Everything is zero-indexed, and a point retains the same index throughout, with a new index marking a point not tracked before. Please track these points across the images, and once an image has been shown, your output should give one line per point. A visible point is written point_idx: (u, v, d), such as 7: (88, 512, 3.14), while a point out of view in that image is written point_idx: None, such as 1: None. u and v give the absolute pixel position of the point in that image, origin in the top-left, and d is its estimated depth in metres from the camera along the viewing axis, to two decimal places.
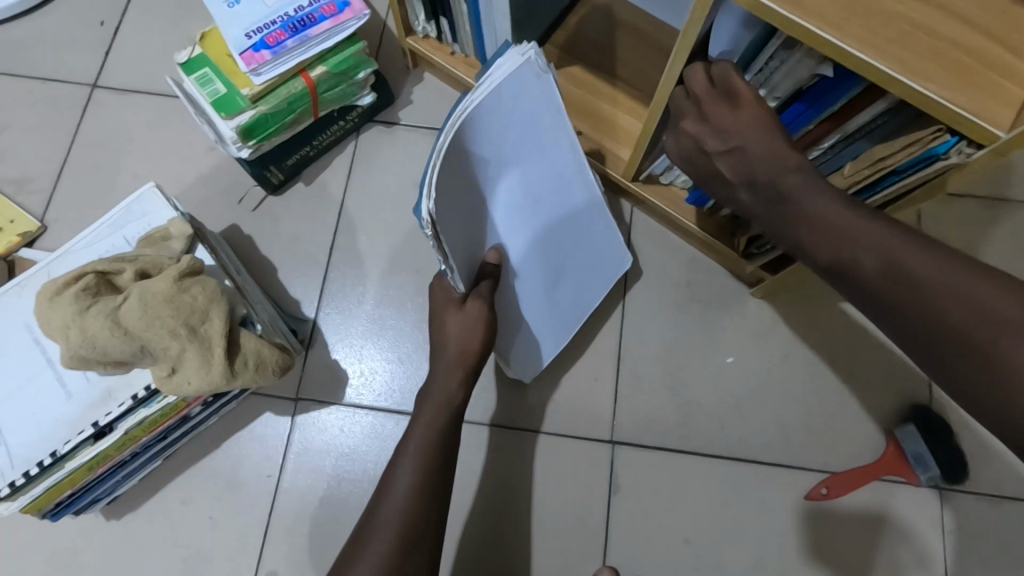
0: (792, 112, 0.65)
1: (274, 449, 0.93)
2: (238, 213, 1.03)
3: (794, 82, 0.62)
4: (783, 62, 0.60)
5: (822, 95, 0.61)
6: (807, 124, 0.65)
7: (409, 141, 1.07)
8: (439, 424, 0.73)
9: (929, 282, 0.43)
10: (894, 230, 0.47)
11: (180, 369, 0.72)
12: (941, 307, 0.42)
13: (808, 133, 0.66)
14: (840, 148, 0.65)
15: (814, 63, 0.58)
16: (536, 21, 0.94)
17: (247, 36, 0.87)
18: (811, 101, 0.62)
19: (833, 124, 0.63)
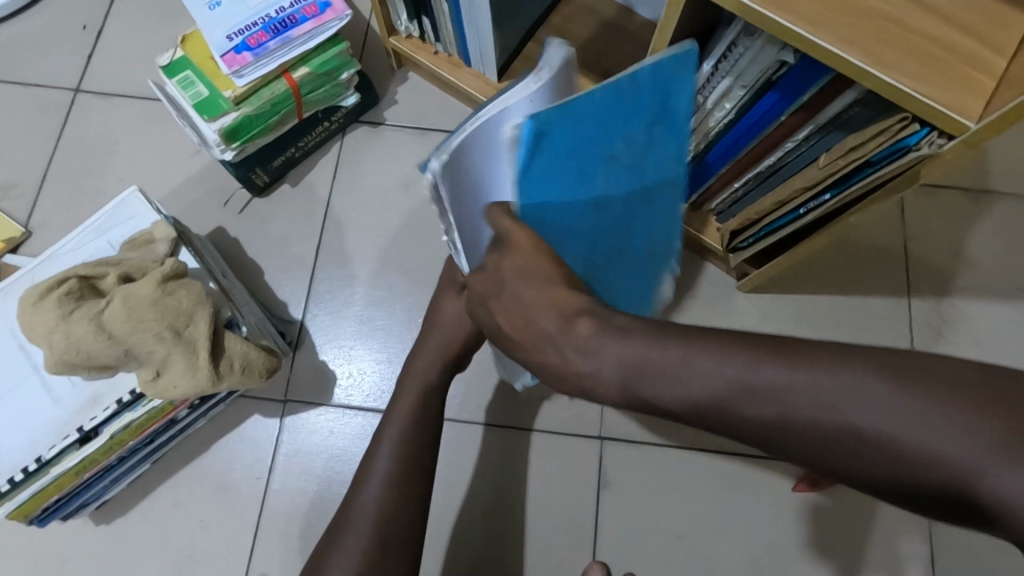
0: (765, 103, 0.66)
1: (263, 451, 0.93)
2: (225, 215, 1.03)
3: (760, 73, 0.63)
4: (748, 49, 0.62)
5: (791, 86, 0.62)
6: (780, 115, 0.66)
7: (396, 141, 1.07)
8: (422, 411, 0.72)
9: (858, 425, 0.36)
10: (781, 370, 0.38)
11: (166, 372, 0.72)
12: (876, 440, 0.36)
13: (783, 125, 0.67)
14: (815, 140, 0.66)
15: (777, 50, 0.59)
16: (518, 20, 0.95)
17: (229, 38, 0.87)
18: (781, 92, 0.63)
19: (805, 116, 0.64)
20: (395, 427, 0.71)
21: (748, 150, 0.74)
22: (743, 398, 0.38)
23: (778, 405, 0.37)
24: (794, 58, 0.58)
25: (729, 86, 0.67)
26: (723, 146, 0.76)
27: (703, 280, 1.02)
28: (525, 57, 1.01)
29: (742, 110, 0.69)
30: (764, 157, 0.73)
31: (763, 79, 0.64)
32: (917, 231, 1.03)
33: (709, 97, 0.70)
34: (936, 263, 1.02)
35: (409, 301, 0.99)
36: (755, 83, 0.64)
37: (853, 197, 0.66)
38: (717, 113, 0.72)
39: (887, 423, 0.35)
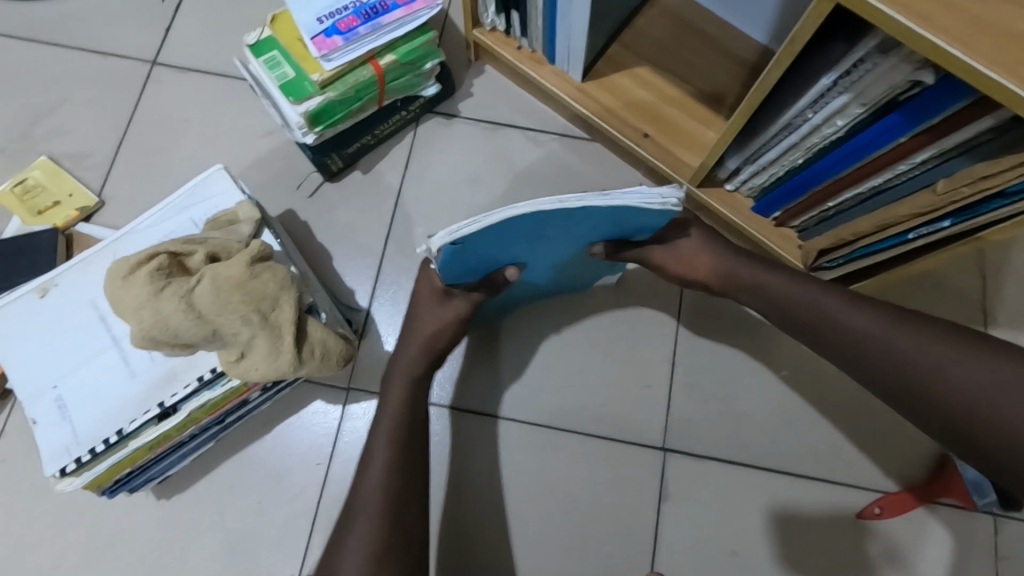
0: (886, 123, 0.64)
1: (325, 437, 0.93)
2: (295, 198, 1.02)
3: (885, 91, 0.61)
4: (877, 66, 0.59)
5: (919, 108, 0.60)
6: (899, 136, 0.64)
7: (468, 135, 1.06)
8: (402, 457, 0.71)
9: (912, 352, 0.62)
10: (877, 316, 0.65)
11: (250, 354, 0.72)
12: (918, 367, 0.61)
13: (900, 146, 0.65)
14: (934, 164, 0.64)
15: (911, 70, 0.57)
16: (609, 20, 0.93)
17: (318, 21, 0.87)
18: (906, 113, 0.61)
19: (928, 138, 0.62)
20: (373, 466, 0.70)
21: (850, 170, 0.72)
22: (847, 324, 0.66)
23: (879, 331, 0.64)
24: (931, 80, 0.56)
25: (845, 102, 0.65)
26: (826, 163, 0.74)
27: None
28: (608, 57, 0.99)
29: (854, 128, 0.67)
30: (867, 179, 0.71)
31: (889, 99, 0.62)
32: (999, 261, 1.00)
33: (820, 114, 0.68)
34: (1016, 295, 0.99)
35: None
36: (877, 102, 0.62)
37: (974, 224, 0.64)
38: (826, 130, 0.70)
39: (938, 357, 0.60)
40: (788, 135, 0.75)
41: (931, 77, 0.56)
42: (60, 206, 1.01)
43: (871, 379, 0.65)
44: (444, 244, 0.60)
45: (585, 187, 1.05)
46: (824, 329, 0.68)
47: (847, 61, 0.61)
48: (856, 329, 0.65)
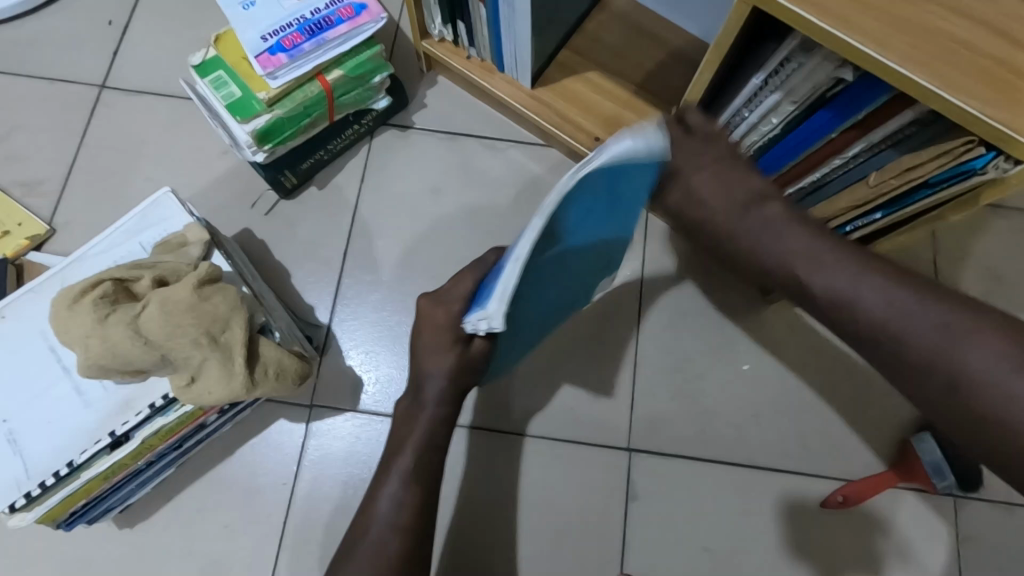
0: (817, 119, 0.65)
1: (290, 456, 0.92)
2: (251, 217, 1.02)
3: (813, 88, 0.62)
4: (802, 65, 0.60)
5: (845, 104, 0.61)
6: (831, 132, 0.65)
7: (423, 146, 1.06)
8: (412, 502, 0.72)
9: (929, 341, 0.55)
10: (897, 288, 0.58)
11: (200, 378, 0.71)
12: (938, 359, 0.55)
13: (832, 142, 0.67)
14: (866, 157, 0.66)
15: (834, 67, 0.58)
16: (554, 27, 0.94)
17: (262, 39, 0.87)
18: (835, 110, 0.63)
19: (857, 133, 0.63)
20: (380, 513, 0.71)
21: (790, 167, 0.73)
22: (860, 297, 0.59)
23: (894, 308, 0.57)
24: (852, 77, 0.58)
25: (778, 100, 0.66)
26: (768, 160, 0.75)
27: (736, 291, 0.99)
28: (558, 63, 1.00)
29: (790, 125, 0.69)
30: (806, 175, 0.73)
31: (817, 96, 0.63)
32: (950, 247, 1.02)
33: (755, 112, 0.70)
34: (967, 279, 1.02)
35: None
36: (806, 98, 0.64)
37: (906, 216, 0.65)
38: (763, 128, 0.71)
39: (960, 349, 0.54)
40: None
41: (852, 74, 0.57)
42: (11, 235, 0.99)
43: (882, 359, 0.59)
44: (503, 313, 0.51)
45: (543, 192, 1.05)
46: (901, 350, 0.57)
47: (775, 60, 0.62)
48: (953, 353, 0.54)
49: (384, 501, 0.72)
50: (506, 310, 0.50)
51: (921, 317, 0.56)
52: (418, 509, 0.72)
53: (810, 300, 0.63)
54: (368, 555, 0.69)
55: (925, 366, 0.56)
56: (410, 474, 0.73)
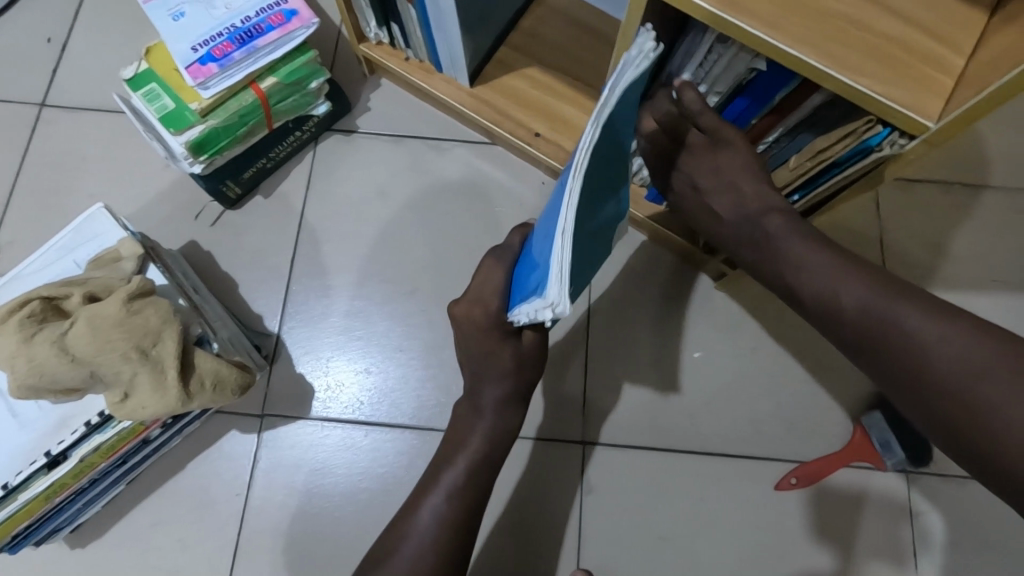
0: (737, 107, 0.65)
1: (242, 466, 0.92)
2: (196, 228, 1.01)
3: (732, 78, 0.62)
4: (720, 57, 0.60)
5: (759, 90, 0.62)
6: (752, 119, 0.66)
7: (368, 148, 1.06)
8: (454, 520, 0.72)
9: (906, 339, 0.53)
10: (871, 288, 0.57)
11: (134, 394, 0.70)
12: (915, 359, 0.53)
13: (753, 128, 0.67)
14: (785, 141, 0.66)
15: (750, 58, 0.59)
16: (489, 24, 0.93)
17: (193, 50, 0.86)
18: (752, 97, 0.63)
19: (775, 118, 0.64)
20: (424, 525, 0.72)
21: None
22: (840, 298, 0.58)
23: (866, 306, 0.56)
24: (764, 66, 0.59)
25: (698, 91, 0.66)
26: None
27: (685, 279, 0.99)
28: (497, 60, 1.00)
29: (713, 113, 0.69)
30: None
31: (734, 85, 0.63)
32: (896, 227, 1.04)
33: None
34: (913, 256, 1.03)
35: (387, 310, 0.99)
36: (727, 89, 0.64)
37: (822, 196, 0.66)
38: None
39: (934, 349, 0.52)
40: None
41: (764, 63, 0.58)
42: None
43: (867, 363, 0.57)
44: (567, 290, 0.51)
45: (490, 189, 1.05)
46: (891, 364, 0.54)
47: (694, 52, 0.62)
48: (930, 357, 0.52)
49: (429, 514, 0.72)
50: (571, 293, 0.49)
51: (913, 323, 0.53)
52: (460, 528, 0.72)
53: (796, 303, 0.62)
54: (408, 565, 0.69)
55: (903, 366, 0.54)
56: (460, 486, 0.74)
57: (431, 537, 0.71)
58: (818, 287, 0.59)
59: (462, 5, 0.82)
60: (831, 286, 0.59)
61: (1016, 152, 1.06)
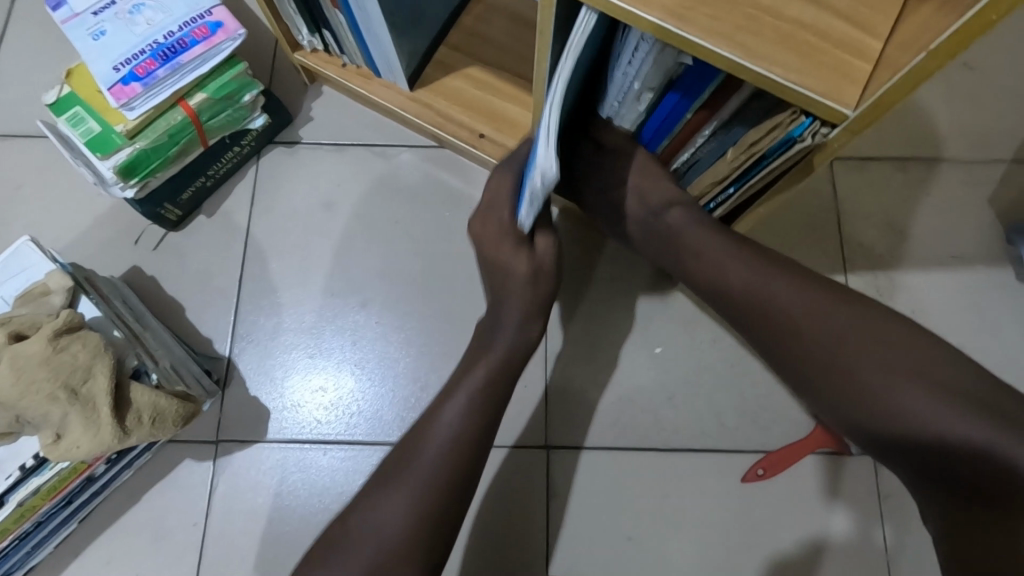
0: (670, 102, 0.64)
1: (199, 495, 0.90)
2: (138, 253, 0.98)
3: (662, 75, 0.61)
4: (644, 53, 0.58)
5: (688, 84, 0.60)
6: (685, 113, 0.64)
7: (312, 159, 1.03)
8: (471, 418, 0.68)
9: (849, 339, 0.59)
10: (814, 295, 0.62)
11: (67, 434, 0.68)
12: (858, 355, 0.58)
13: (689, 122, 0.66)
14: (722, 134, 0.64)
15: (674, 53, 0.56)
16: (423, 26, 0.90)
17: (115, 69, 0.82)
18: (681, 92, 0.62)
19: (708, 112, 0.62)
20: (445, 420, 0.68)
21: (662, 150, 0.72)
22: (791, 303, 0.63)
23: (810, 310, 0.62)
24: (691, 61, 0.58)
25: (631, 85, 0.64)
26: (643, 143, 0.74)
27: (643, 274, 0.97)
28: (437, 61, 0.97)
29: (650, 108, 0.67)
30: (677, 154, 0.71)
31: (664, 79, 0.61)
32: (853, 207, 1.03)
33: (623, 98, 0.67)
34: (870, 236, 1.02)
35: (339, 324, 0.97)
36: (657, 84, 0.62)
37: (757, 188, 0.65)
38: (633, 111, 0.69)
39: (869, 348, 0.58)
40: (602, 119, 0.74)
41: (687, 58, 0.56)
42: None
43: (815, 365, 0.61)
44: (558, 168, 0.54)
45: (440, 193, 1.02)
46: (811, 370, 0.62)
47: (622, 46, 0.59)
48: (863, 355, 0.58)
49: (447, 415, 0.69)
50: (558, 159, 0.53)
51: (837, 331, 0.60)
52: (478, 428, 0.68)
53: (743, 306, 0.66)
54: (426, 463, 0.66)
55: (846, 364, 0.59)
56: (480, 394, 0.70)
57: (450, 431, 0.67)
58: (766, 297, 0.64)
59: (389, 9, 0.79)
60: (771, 298, 0.63)
61: (969, 124, 1.04)
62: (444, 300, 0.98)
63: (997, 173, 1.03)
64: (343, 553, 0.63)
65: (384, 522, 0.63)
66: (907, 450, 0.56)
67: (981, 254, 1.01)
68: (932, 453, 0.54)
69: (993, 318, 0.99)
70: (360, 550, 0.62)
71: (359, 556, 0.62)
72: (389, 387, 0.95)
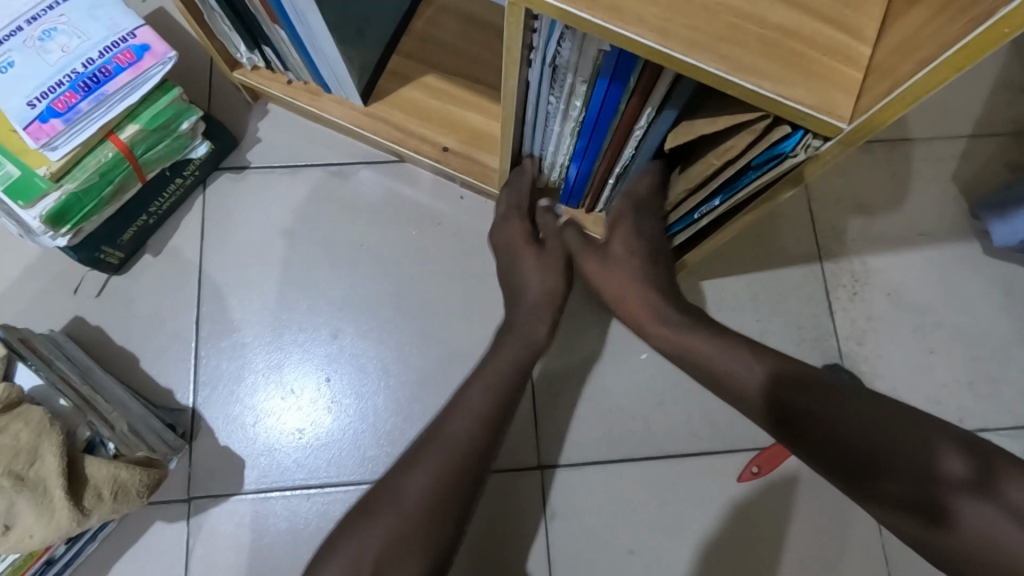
0: (601, 94, 0.60)
1: (176, 558, 0.84)
2: (80, 303, 0.90)
3: (585, 65, 0.57)
4: (565, 50, 0.56)
5: (616, 70, 0.56)
6: (619, 103, 0.61)
7: (265, 185, 0.96)
8: (492, 411, 0.64)
9: (762, 376, 0.57)
10: (723, 341, 0.62)
11: (17, 523, 0.61)
12: (773, 386, 0.56)
13: (625, 112, 0.62)
14: (661, 118, 0.61)
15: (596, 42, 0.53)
16: (372, 36, 0.84)
17: (31, 105, 0.73)
18: (610, 80, 0.58)
19: (642, 101, 0.59)
20: (465, 409, 0.64)
21: (607, 144, 0.69)
22: (704, 350, 0.62)
23: (722, 352, 0.61)
24: (608, 47, 0.54)
25: (566, 84, 0.61)
26: (580, 157, 0.73)
27: None
28: (390, 71, 0.91)
29: (584, 107, 0.64)
30: (624, 146, 0.68)
31: (590, 71, 0.58)
32: (822, 193, 1.02)
33: (559, 97, 0.64)
34: (843, 220, 1.02)
35: (309, 359, 0.91)
36: (584, 78, 0.59)
37: (742, 200, 0.62)
38: (572, 113, 0.65)
39: (775, 376, 0.57)
40: (549, 126, 0.71)
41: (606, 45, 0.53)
42: None
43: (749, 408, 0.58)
44: (532, 79, 0.62)
45: (406, 210, 0.97)
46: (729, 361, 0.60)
47: (542, 49, 0.57)
48: (777, 386, 0.56)
49: (468, 406, 0.64)
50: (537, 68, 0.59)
51: (752, 370, 0.58)
52: (498, 418, 0.64)
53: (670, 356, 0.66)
54: (442, 452, 0.59)
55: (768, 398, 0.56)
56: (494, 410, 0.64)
57: (468, 423, 0.62)
58: (689, 351, 0.64)
59: (335, 24, 0.73)
60: (692, 347, 0.63)
61: (928, 102, 1.05)
62: (420, 324, 0.93)
63: (958, 149, 1.05)
64: (366, 519, 0.56)
65: (409, 490, 0.57)
66: (837, 459, 0.50)
67: (947, 230, 1.02)
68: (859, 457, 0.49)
69: (963, 293, 1.01)
70: (385, 518, 0.56)
71: (385, 523, 0.55)
72: (369, 421, 0.90)
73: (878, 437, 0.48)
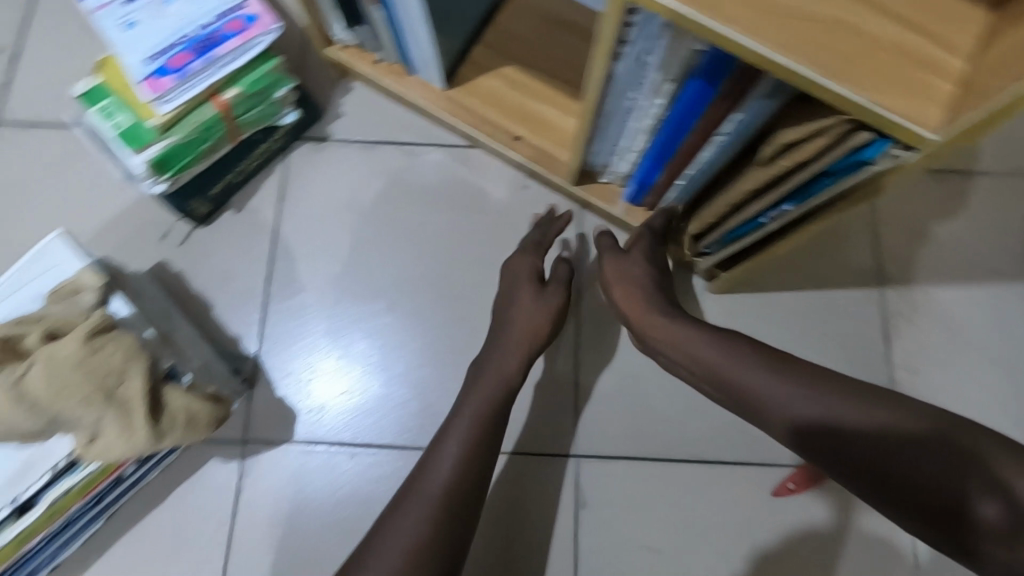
0: (690, 94, 0.61)
1: (224, 495, 0.89)
2: (164, 249, 0.97)
3: (678, 62, 0.59)
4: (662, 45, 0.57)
5: (711, 71, 0.57)
6: (705, 105, 0.62)
7: (341, 158, 1.02)
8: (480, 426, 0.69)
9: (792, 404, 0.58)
10: (755, 362, 0.63)
11: (101, 436, 0.67)
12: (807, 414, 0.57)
13: (710, 115, 0.63)
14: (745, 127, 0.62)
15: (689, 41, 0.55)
16: (460, 24, 0.88)
17: (149, 61, 0.80)
18: (701, 80, 0.59)
19: (728, 104, 0.60)
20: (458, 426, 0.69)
21: (684, 146, 0.70)
22: (742, 374, 0.63)
23: (759, 380, 0.61)
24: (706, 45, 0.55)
25: (655, 79, 0.63)
26: (654, 157, 0.75)
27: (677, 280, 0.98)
28: (472, 59, 0.95)
29: (669, 104, 0.65)
30: (700, 150, 0.69)
31: (684, 68, 0.59)
32: (889, 218, 1.01)
33: (644, 92, 0.66)
34: (908, 248, 1.00)
35: (365, 326, 0.96)
36: (675, 74, 0.60)
37: (814, 206, 0.63)
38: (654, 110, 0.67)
39: (806, 403, 0.57)
40: (630, 120, 0.73)
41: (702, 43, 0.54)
42: None
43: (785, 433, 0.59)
44: (622, 73, 0.64)
45: (471, 194, 1.00)
46: (759, 398, 0.61)
47: (639, 42, 0.58)
48: (816, 416, 0.56)
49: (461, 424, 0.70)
50: (629, 61, 0.61)
51: (787, 396, 0.58)
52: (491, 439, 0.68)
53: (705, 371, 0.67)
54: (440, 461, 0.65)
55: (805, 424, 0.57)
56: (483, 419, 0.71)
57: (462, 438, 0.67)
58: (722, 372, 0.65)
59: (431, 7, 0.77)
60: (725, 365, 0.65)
61: (1012, 136, 1.02)
62: (472, 304, 0.97)
63: None
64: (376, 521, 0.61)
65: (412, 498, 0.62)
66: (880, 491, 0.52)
67: (1017, 269, 0.99)
68: (904, 491, 0.50)
69: None
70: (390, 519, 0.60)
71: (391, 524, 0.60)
72: (414, 391, 0.94)
73: (921, 475, 0.49)
